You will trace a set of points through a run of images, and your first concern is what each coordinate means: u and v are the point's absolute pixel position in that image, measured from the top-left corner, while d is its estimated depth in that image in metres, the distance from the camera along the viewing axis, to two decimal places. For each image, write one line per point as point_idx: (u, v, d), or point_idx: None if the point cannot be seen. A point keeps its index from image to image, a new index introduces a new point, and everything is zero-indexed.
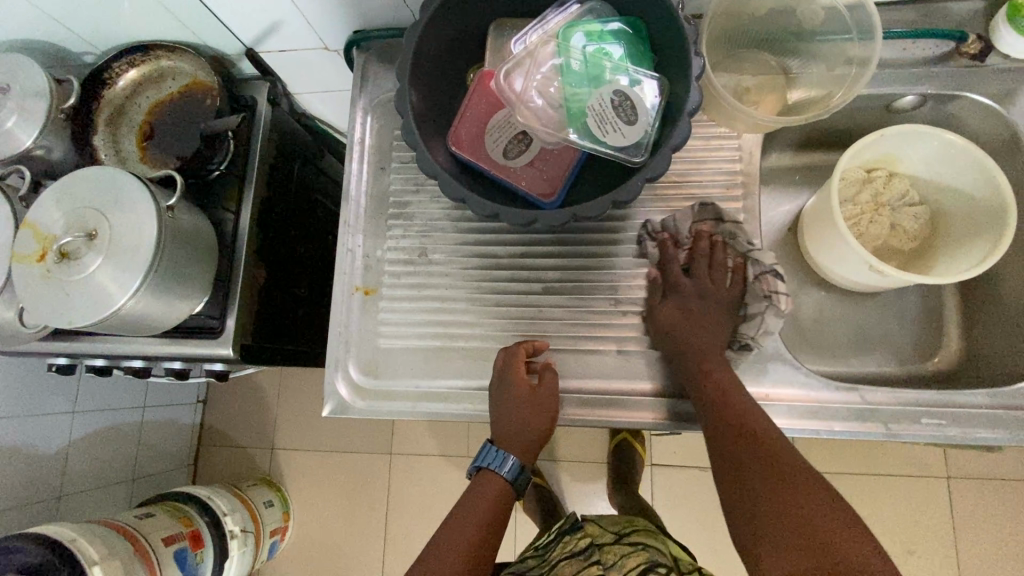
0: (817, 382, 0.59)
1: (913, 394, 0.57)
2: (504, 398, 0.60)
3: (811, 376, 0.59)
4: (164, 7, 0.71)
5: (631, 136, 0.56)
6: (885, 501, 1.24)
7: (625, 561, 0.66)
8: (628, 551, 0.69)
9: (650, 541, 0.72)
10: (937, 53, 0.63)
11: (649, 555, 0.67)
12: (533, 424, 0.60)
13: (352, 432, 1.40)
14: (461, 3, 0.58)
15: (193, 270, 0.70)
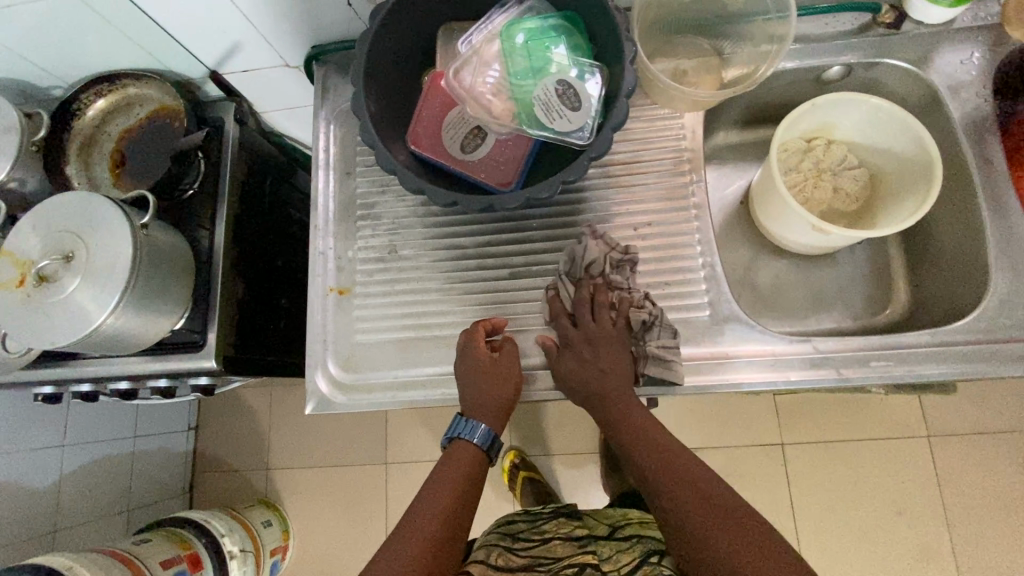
0: (772, 335, 0.62)
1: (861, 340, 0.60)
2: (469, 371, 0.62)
3: (766, 331, 0.63)
4: (127, 37, 0.74)
5: (576, 120, 0.60)
6: (871, 465, 1.27)
7: (622, 553, 0.72)
8: (623, 546, 0.74)
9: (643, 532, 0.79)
10: (855, 25, 0.67)
11: (643, 547, 0.73)
12: (498, 392, 0.62)
13: (345, 445, 1.41)
14: (407, 9, 0.62)
15: (171, 286, 0.72)
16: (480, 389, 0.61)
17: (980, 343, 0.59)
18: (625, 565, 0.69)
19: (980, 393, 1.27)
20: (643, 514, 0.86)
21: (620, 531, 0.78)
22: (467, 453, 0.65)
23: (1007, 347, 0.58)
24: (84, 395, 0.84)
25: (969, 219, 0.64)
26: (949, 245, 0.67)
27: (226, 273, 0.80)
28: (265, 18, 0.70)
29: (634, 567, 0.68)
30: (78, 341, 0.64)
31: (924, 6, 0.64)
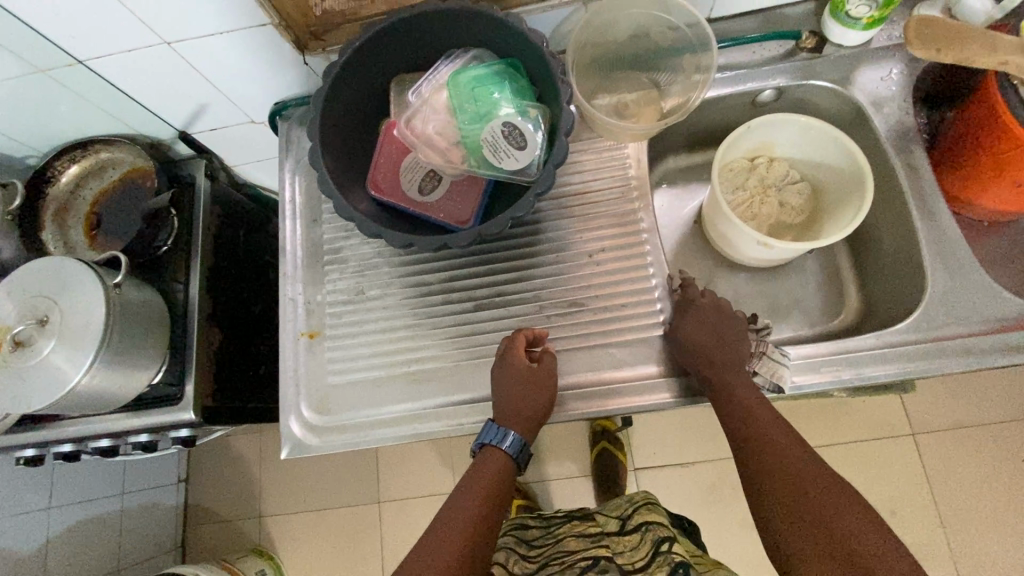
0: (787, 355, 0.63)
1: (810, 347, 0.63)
2: (507, 377, 0.63)
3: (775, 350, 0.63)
4: (96, 107, 0.77)
5: (522, 159, 0.64)
6: (860, 467, 1.28)
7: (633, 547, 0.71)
8: (634, 539, 0.72)
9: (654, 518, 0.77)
10: (779, 51, 0.72)
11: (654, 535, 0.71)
12: (526, 399, 0.62)
13: (337, 486, 1.40)
14: (358, 66, 0.66)
15: (146, 342, 0.74)
16: (510, 393, 0.62)
17: (922, 341, 0.61)
18: (639, 559, 0.68)
19: (959, 387, 1.29)
20: (648, 493, 0.81)
21: (630, 520, 0.76)
22: (496, 458, 0.64)
23: (948, 343, 0.61)
24: (64, 455, 0.84)
25: (903, 224, 0.67)
26: (889, 249, 0.70)
27: (201, 324, 0.83)
28: (228, 81, 0.74)
29: (646, 562, 0.67)
30: (55, 402, 0.65)
31: (842, 30, 0.69)
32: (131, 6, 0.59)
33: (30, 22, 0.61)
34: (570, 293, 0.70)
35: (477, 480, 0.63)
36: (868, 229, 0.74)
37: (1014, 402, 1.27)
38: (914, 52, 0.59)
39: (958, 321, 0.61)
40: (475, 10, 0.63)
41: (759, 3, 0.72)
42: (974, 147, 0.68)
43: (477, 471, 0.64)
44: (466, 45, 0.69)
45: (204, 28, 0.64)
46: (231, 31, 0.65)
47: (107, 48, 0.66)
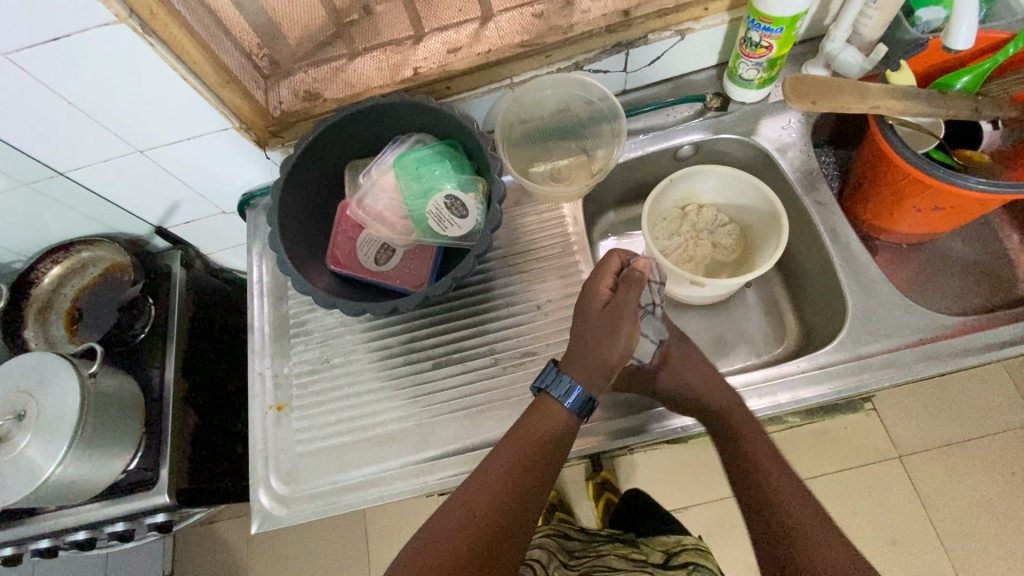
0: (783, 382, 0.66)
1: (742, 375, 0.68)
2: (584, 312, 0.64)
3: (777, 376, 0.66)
4: (78, 212, 0.84)
5: (464, 226, 0.71)
6: (853, 496, 1.26)
7: None
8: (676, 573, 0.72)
9: (700, 561, 0.76)
10: (688, 112, 0.81)
11: None
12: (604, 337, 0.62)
13: (324, 567, 1.35)
14: (312, 158, 0.74)
15: (119, 430, 0.76)
16: (582, 338, 0.63)
17: (849, 358, 0.65)
18: None
19: (934, 404, 1.30)
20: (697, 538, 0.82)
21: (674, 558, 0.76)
22: (546, 411, 0.61)
23: (872, 358, 0.65)
24: (41, 553, 0.83)
25: (820, 253, 0.74)
26: (814, 277, 0.76)
27: (177, 406, 0.85)
28: (198, 180, 0.81)
29: None
30: (27, 496, 0.67)
31: (739, 90, 0.78)
32: (109, 124, 0.68)
33: (19, 145, 0.69)
34: (521, 345, 0.74)
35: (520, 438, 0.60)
36: (793, 259, 0.80)
37: (991, 415, 1.28)
38: (794, 108, 0.66)
39: (879, 337, 0.66)
40: (413, 101, 0.72)
41: (665, 74, 0.82)
42: (876, 180, 0.75)
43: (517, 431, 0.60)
44: (410, 130, 0.77)
45: (175, 136, 0.72)
46: (198, 136, 0.73)
47: (87, 160, 0.73)
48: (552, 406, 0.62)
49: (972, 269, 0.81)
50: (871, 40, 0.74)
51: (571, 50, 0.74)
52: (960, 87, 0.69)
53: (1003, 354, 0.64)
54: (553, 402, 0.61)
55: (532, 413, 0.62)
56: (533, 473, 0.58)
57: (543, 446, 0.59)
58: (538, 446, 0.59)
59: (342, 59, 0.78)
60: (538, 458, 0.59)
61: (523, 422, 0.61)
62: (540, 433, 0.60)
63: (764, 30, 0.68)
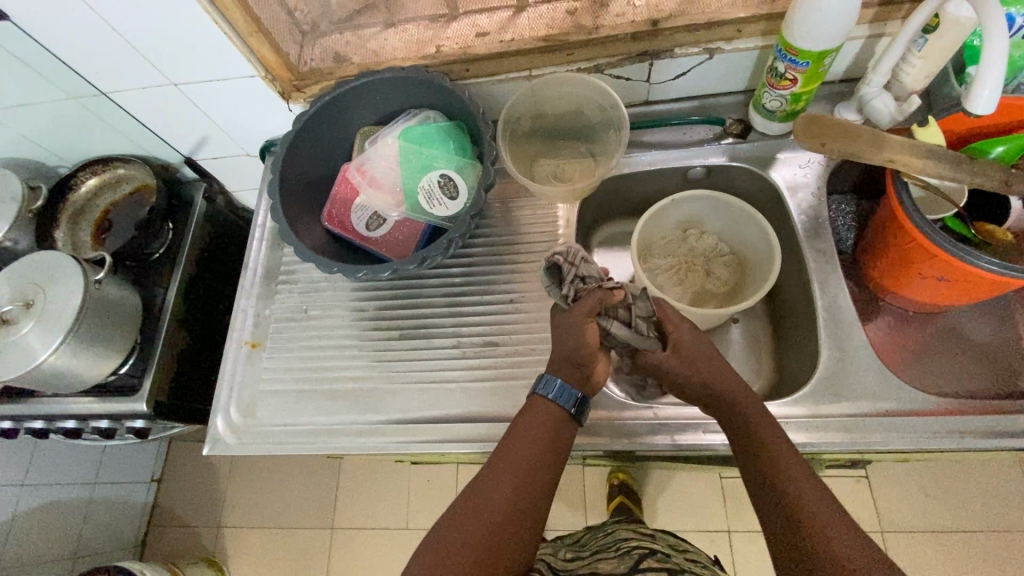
0: None
1: (694, 408, 0.68)
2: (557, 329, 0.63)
3: None
4: (117, 132, 0.91)
5: (452, 207, 0.73)
6: None
7: (687, 561, 0.72)
8: (692, 560, 0.73)
9: (705, 558, 0.77)
10: (707, 135, 0.79)
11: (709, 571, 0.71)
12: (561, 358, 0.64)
13: (292, 506, 1.42)
14: (326, 118, 0.78)
15: (113, 336, 0.83)
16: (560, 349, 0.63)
17: (807, 414, 0.63)
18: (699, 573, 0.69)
19: (934, 486, 1.22)
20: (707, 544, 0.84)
21: (683, 547, 0.77)
22: (543, 407, 0.62)
23: (830, 419, 0.63)
24: (34, 432, 0.93)
25: (808, 302, 0.71)
26: (800, 326, 0.73)
27: (172, 326, 0.92)
28: (226, 121, 0.86)
29: None
30: (22, 375, 0.75)
31: (762, 120, 0.75)
32: (146, 55, 0.73)
33: (69, 61, 0.75)
34: (487, 333, 0.75)
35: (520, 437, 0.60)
36: (784, 304, 0.77)
37: (995, 511, 1.19)
38: (802, 146, 0.64)
39: (843, 400, 0.64)
40: (427, 78, 0.74)
41: (690, 93, 0.80)
42: (887, 239, 0.71)
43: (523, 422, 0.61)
44: (424, 106, 0.79)
45: (204, 75, 0.77)
46: (226, 79, 0.77)
47: (126, 85, 0.79)
48: (548, 406, 0.62)
49: (980, 351, 0.75)
50: (911, 90, 0.69)
51: (593, 52, 0.73)
52: (994, 156, 0.65)
53: (970, 444, 0.60)
54: (542, 401, 0.62)
55: (526, 414, 0.62)
56: (540, 471, 0.58)
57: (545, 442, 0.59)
58: (539, 442, 0.59)
59: (375, 27, 0.80)
60: (534, 463, 0.58)
61: (522, 420, 0.61)
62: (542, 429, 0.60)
63: (790, 61, 0.65)
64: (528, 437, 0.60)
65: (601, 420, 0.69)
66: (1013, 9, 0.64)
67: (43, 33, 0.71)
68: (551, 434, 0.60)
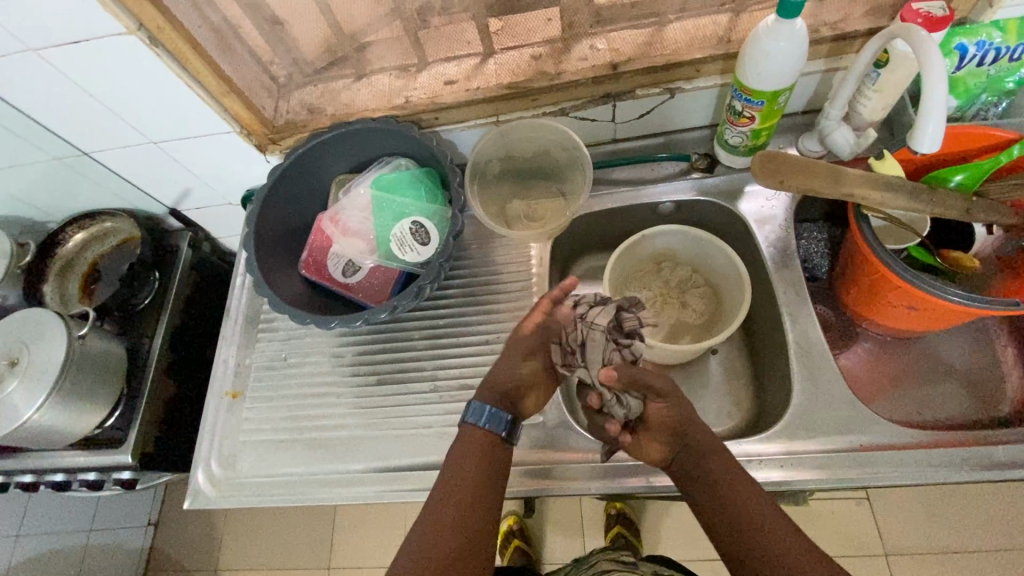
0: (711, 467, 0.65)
1: None
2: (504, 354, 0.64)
3: None
4: (102, 188, 0.94)
5: (423, 253, 0.75)
6: None
7: None
8: None
9: None
10: (675, 170, 0.81)
11: None
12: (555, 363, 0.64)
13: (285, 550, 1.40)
14: (302, 169, 0.80)
15: (98, 388, 0.85)
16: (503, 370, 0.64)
17: (781, 452, 0.64)
18: None
19: (934, 504, 1.20)
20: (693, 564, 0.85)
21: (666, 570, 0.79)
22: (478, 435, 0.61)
23: (804, 456, 0.63)
24: (23, 486, 0.92)
25: (780, 336, 0.72)
26: (775, 359, 0.73)
27: (157, 375, 0.93)
28: (207, 174, 0.88)
29: None
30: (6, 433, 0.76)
31: (727, 155, 0.77)
32: (126, 118, 0.76)
33: (52, 126, 0.78)
34: (463, 376, 0.75)
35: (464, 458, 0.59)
36: (760, 336, 0.78)
37: (997, 528, 1.16)
38: (761, 183, 0.64)
39: (816, 435, 0.64)
40: (397, 129, 0.77)
41: (656, 130, 0.82)
42: (855, 268, 0.71)
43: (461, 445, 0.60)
44: (398, 154, 0.82)
45: (182, 134, 0.79)
46: (202, 136, 0.79)
47: (107, 145, 0.82)
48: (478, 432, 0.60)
49: (958, 376, 0.75)
50: (869, 121, 0.70)
51: (557, 97, 0.75)
52: (953, 185, 0.65)
53: (947, 478, 0.60)
54: (476, 429, 0.61)
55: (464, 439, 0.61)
56: (484, 496, 0.57)
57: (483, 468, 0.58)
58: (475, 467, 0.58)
59: (346, 77, 0.82)
60: (477, 478, 0.58)
61: (453, 452, 0.60)
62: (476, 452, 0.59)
63: (746, 101, 0.66)
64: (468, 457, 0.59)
65: (576, 461, 0.69)
66: (963, 39, 0.65)
67: (25, 103, 0.74)
68: (484, 455, 0.59)
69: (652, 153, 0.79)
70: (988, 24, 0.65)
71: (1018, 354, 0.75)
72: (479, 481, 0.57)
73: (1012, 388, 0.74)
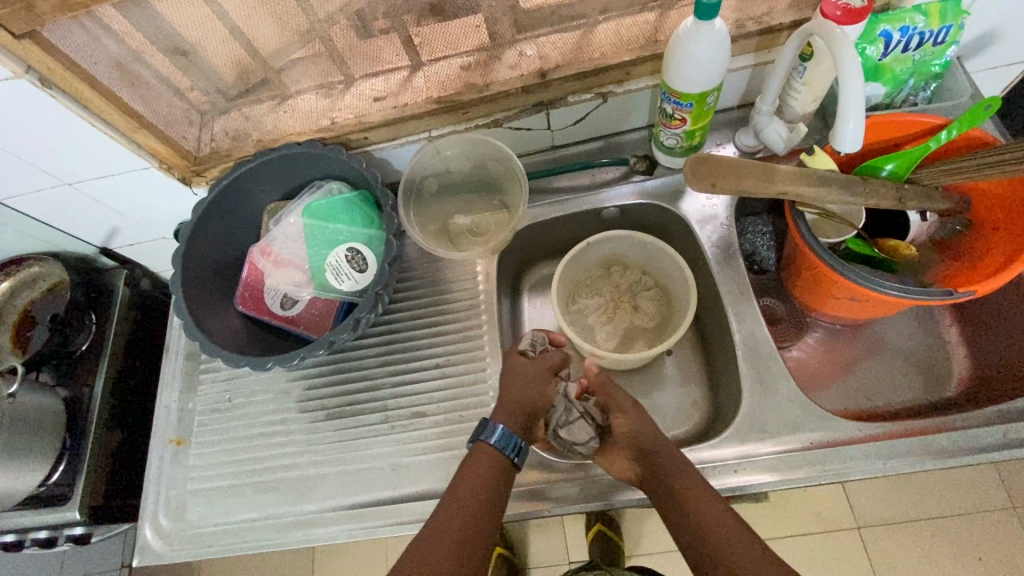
0: None
1: None
2: (507, 374, 0.68)
3: None
4: (24, 234, 0.89)
5: (362, 281, 0.73)
6: (805, 564, 1.15)
7: None
8: None
9: None
10: (616, 173, 0.79)
11: None
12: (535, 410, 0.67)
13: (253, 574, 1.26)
14: (229, 201, 0.77)
15: (36, 446, 0.81)
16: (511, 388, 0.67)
17: (735, 456, 0.64)
18: None
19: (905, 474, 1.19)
20: None
21: None
22: (484, 454, 0.62)
23: (755, 459, 0.64)
24: None
25: (728, 336, 0.72)
26: (725, 359, 0.74)
27: (101, 424, 0.90)
28: (133, 212, 0.84)
29: None
30: None
31: (665, 156, 0.75)
32: (33, 163, 0.71)
33: None
34: (414, 404, 0.73)
35: (470, 476, 0.61)
36: (710, 336, 0.78)
37: (968, 492, 1.16)
38: (694, 189, 0.63)
39: (767, 437, 0.64)
40: (325, 153, 0.74)
41: (595, 133, 0.80)
42: (796, 263, 0.71)
43: (471, 464, 0.62)
44: (330, 177, 0.79)
45: (97, 174, 0.75)
46: (119, 175, 0.75)
47: (18, 191, 0.77)
48: (486, 452, 0.62)
49: (907, 360, 0.76)
50: (802, 114, 0.69)
51: (488, 109, 0.73)
52: (885, 174, 0.65)
53: (891, 470, 0.61)
54: (485, 445, 0.62)
55: (469, 460, 0.62)
56: (477, 525, 0.58)
57: (490, 489, 0.60)
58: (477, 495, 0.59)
59: (268, 101, 0.77)
60: (483, 500, 0.59)
61: (463, 470, 0.62)
62: (479, 481, 0.60)
63: (675, 103, 0.65)
64: (474, 477, 0.61)
65: (532, 482, 0.68)
66: (887, 25, 0.64)
67: None
68: (488, 485, 0.60)
69: (590, 159, 0.77)
70: (911, 9, 0.64)
71: (962, 333, 0.76)
72: (490, 496, 0.59)
73: (957, 367, 0.75)
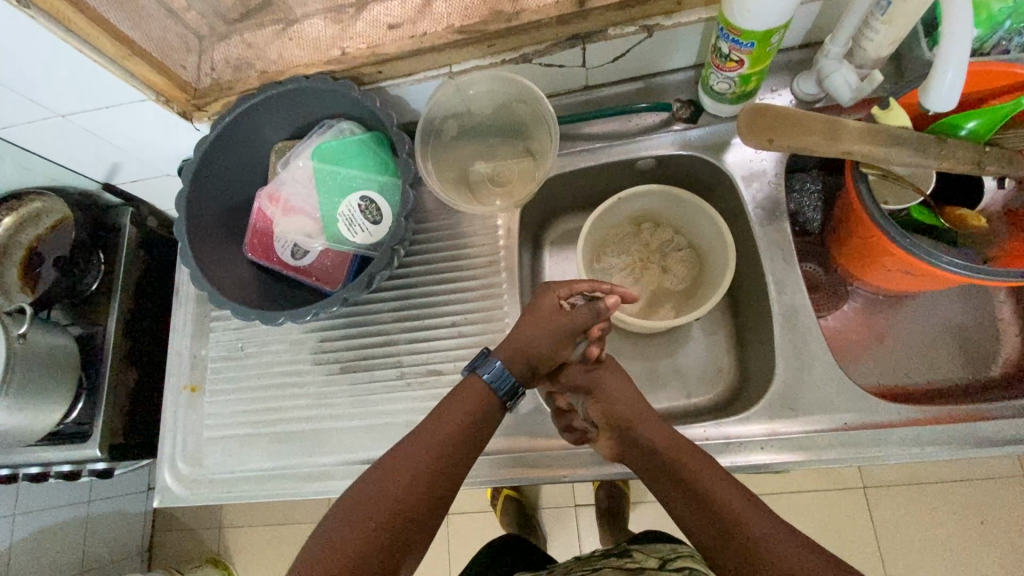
0: None
1: None
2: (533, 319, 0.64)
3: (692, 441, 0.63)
4: (21, 167, 0.84)
5: (376, 232, 0.69)
6: (808, 520, 1.17)
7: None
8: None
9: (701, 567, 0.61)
10: (656, 120, 0.72)
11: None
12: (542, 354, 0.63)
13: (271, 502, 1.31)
14: (236, 139, 0.71)
15: (52, 384, 0.81)
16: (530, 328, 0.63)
17: (762, 433, 0.62)
18: None
19: None
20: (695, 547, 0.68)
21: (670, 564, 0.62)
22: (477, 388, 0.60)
23: (783, 437, 0.61)
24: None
25: (765, 306, 0.67)
26: (758, 330, 0.69)
27: (115, 364, 0.89)
28: (132, 147, 0.79)
29: None
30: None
31: (712, 102, 0.68)
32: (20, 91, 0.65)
33: None
34: (430, 360, 0.71)
35: (456, 403, 0.59)
36: (743, 303, 0.73)
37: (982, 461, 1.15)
38: (749, 145, 0.57)
39: (800, 415, 0.62)
40: (335, 88, 0.67)
41: (634, 72, 0.72)
42: (848, 230, 0.65)
43: (453, 399, 0.59)
44: (341, 115, 0.73)
45: (90, 106, 0.69)
46: (114, 107, 0.69)
47: (7, 121, 0.71)
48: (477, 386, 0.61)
49: (953, 337, 0.71)
50: (875, 59, 0.61)
51: (514, 43, 0.65)
52: (965, 133, 0.58)
53: (928, 456, 0.58)
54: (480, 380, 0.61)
55: (456, 393, 0.60)
56: (459, 452, 0.57)
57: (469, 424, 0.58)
58: (444, 441, 0.56)
59: (273, 26, 0.69)
60: (465, 433, 0.58)
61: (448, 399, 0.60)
62: (465, 410, 0.59)
63: (734, 42, 0.57)
64: (458, 407, 0.59)
65: (550, 446, 0.67)
66: None
67: None
68: (475, 412, 0.59)
69: (629, 104, 0.69)
70: None
71: (1016, 311, 0.71)
72: (475, 425, 0.58)
73: (1006, 348, 0.70)
